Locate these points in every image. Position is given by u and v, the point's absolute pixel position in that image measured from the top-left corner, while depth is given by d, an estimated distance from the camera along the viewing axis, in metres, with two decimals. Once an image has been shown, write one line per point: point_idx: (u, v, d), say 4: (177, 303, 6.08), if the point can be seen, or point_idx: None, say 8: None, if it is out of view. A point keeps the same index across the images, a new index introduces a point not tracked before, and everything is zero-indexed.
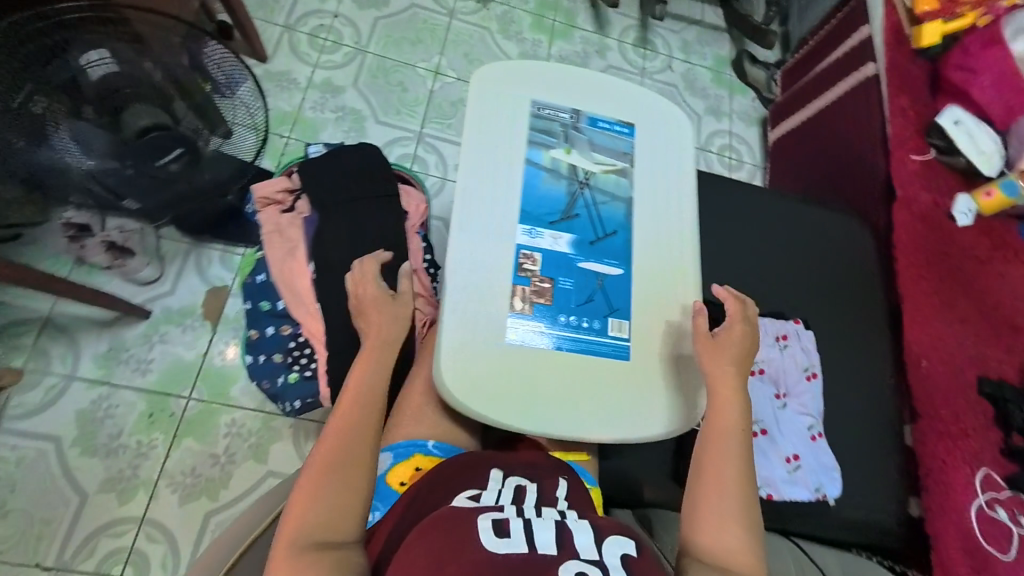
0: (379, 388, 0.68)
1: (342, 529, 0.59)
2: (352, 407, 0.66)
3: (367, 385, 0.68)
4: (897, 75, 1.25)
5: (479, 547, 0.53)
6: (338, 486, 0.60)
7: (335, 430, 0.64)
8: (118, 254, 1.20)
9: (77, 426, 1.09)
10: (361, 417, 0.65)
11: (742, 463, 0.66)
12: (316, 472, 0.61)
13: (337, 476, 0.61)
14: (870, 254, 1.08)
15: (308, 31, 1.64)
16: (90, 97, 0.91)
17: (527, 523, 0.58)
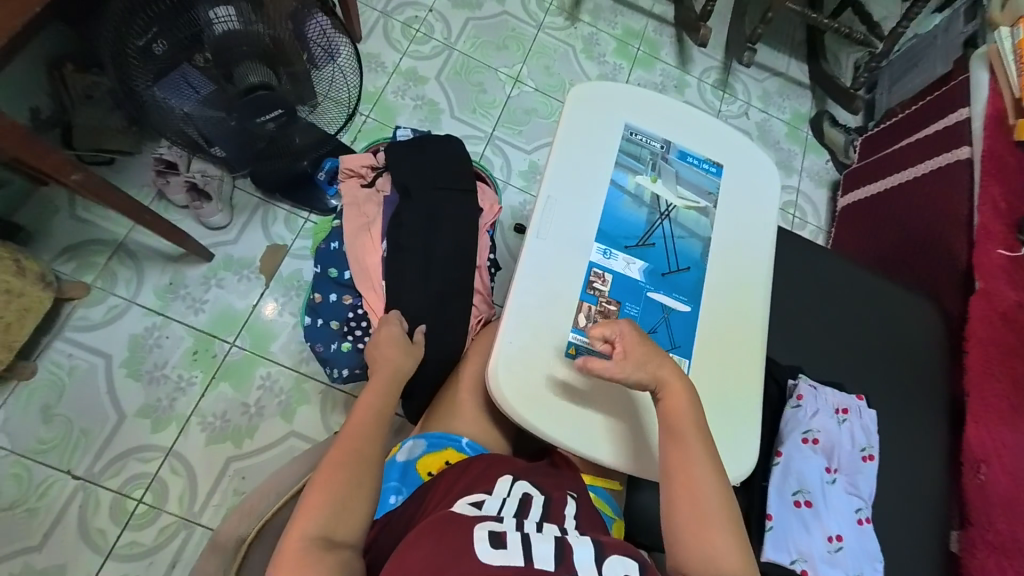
0: (387, 409, 0.69)
1: (349, 533, 0.56)
2: (362, 423, 0.66)
3: (374, 406, 0.68)
4: (994, 163, 1.19)
5: (474, 557, 0.51)
6: (349, 488, 0.58)
7: (347, 434, 0.64)
8: (196, 196, 1.24)
9: (128, 349, 1.15)
10: (370, 425, 0.66)
11: (710, 463, 0.66)
12: (326, 473, 0.59)
13: (347, 477, 0.59)
14: (938, 342, 1.03)
15: (402, 20, 1.70)
16: (210, 51, 0.93)
17: (525, 536, 0.56)
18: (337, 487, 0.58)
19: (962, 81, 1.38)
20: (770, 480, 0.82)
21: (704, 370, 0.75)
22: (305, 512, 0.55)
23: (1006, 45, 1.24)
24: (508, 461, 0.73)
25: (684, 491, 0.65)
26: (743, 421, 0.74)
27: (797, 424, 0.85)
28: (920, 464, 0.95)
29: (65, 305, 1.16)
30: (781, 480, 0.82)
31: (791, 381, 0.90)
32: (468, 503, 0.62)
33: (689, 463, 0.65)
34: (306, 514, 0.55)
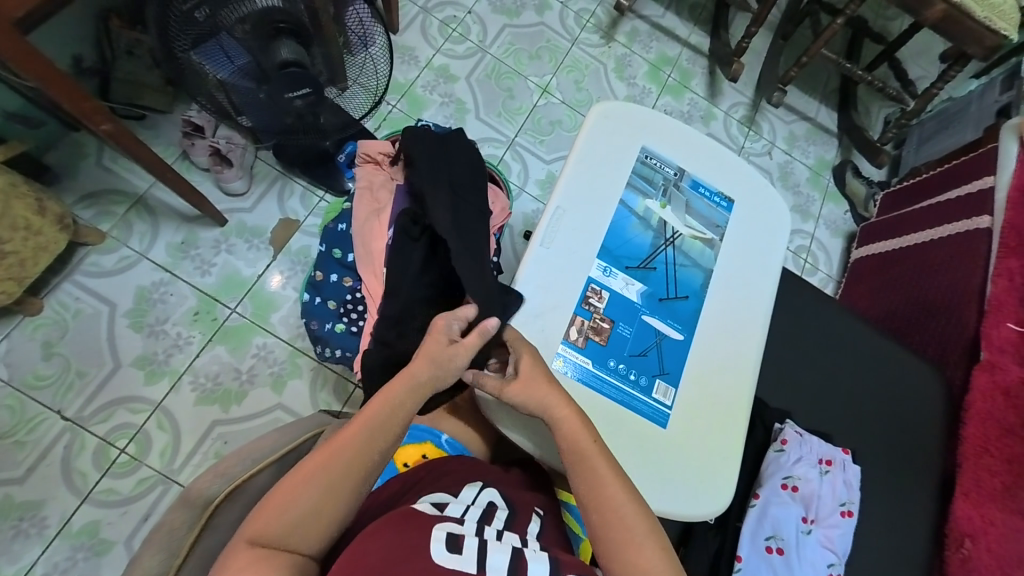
0: (388, 429, 0.63)
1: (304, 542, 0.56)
2: (358, 436, 0.61)
3: (378, 421, 0.63)
4: (1016, 237, 1.17)
5: (428, 557, 0.52)
6: (323, 502, 0.57)
7: (337, 445, 0.60)
8: (219, 161, 1.27)
9: (134, 299, 1.18)
10: (367, 441, 0.62)
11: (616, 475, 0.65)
12: (300, 482, 0.57)
13: (324, 490, 0.57)
14: (933, 407, 1.01)
15: (441, 17, 1.73)
16: (250, 23, 0.96)
17: (482, 543, 0.56)
18: (308, 500, 0.56)
19: (991, 149, 1.37)
20: (744, 523, 0.81)
21: (689, 401, 0.75)
22: (272, 509, 0.55)
23: None
24: (480, 467, 0.72)
25: (603, 507, 0.64)
26: (723, 460, 0.74)
27: (779, 469, 0.84)
28: (899, 528, 0.93)
29: (80, 249, 1.19)
30: (755, 524, 0.82)
31: (778, 424, 0.89)
32: (431, 502, 0.62)
33: (595, 475, 0.64)
34: (273, 510, 0.55)
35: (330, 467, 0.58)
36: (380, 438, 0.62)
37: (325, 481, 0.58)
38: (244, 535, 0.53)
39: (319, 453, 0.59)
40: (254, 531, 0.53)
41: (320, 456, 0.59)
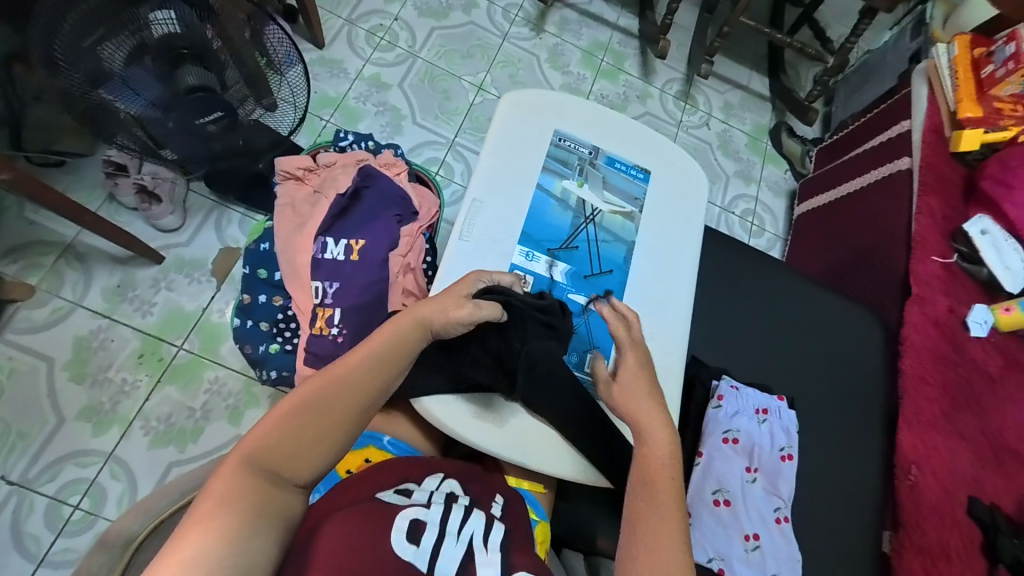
0: (394, 366, 0.64)
1: (296, 470, 0.56)
2: (357, 368, 0.62)
3: (383, 356, 0.63)
4: (931, 175, 1.23)
5: (386, 548, 0.54)
6: (313, 430, 0.58)
7: (338, 374, 0.61)
8: (147, 198, 1.24)
9: (72, 350, 1.14)
10: (368, 373, 0.62)
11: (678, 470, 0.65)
12: (295, 407, 0.58)
13: (317, 411, 0.59)
14: (872, 346, 1.06)
15: (367, 28, 1.72)
16: (152, 52, 0.93)
17: (440, 533, 0.58)
18: (302, 426, 0.58)
19: (904, 95, 1.44)
20: (691, 481, 0.86)
21: None
22: (262, 436, 0.56)
23: (943, 61, 1.33)
24: (429, 464, 0.70)
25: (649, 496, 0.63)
26: None
27: (718, 425, 0.88)
28: (851, 466, 0.97)
29: (8, 306, 1.15)
30: (701, 481, 0.86)
31: (715, 382, 0.93)
32: (394, 493, 0.62)
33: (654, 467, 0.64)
34: (265, 427, 0.57)
35: (328, 395, 0.59)
36: (387, 375, 0.63)
37: (322, 408, 0.59)
38: (235, 451, 0.54)
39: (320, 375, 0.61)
40: (240, 450, 0.55)
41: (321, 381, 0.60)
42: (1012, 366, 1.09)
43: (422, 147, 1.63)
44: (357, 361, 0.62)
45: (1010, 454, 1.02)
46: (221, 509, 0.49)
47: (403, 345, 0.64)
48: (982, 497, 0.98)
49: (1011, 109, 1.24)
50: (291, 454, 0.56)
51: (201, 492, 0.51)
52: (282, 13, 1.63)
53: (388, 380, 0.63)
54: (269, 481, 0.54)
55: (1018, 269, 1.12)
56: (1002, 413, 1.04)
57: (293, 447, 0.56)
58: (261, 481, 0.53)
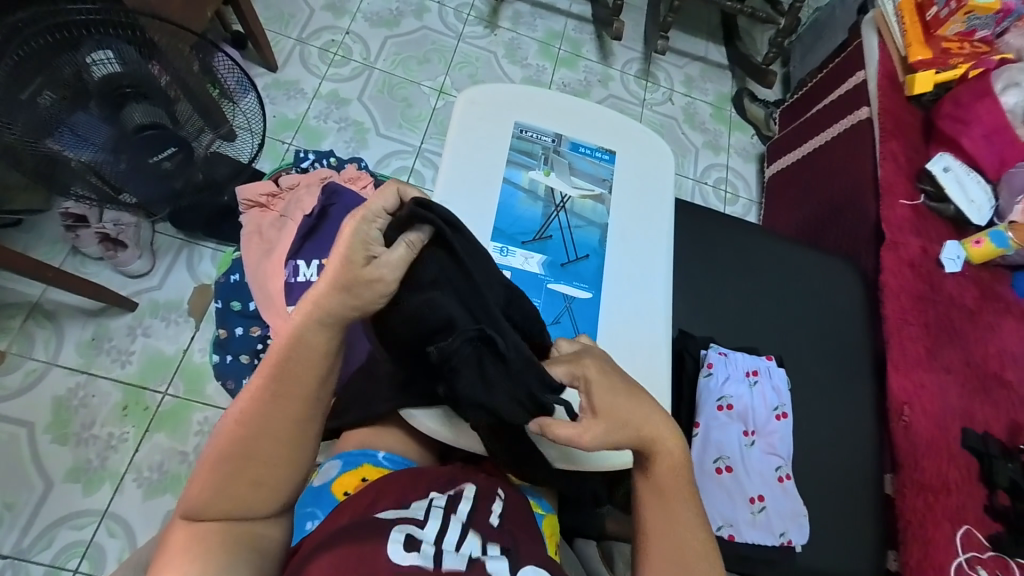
0: (296, 379, 0.58)
1: (245, 509, 0.57)
2: (258, 396, 0.57)
3: (279, 375, 0.57)
4: (890, 120, 1.25)
5: (385, 562, 0.54)
6: (242, 473, 0.56)
7: (243, 409, 0.57)
8: (111, 246, 1.20)
9: (52, 412, 1.10)
10: (273, 397, 0.57)
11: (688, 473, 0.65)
12: (213, 455, 0.57)
13: (235, 453, 0.56)
14: (854, 295, 1.07)
15: (319, 45, 1.70)
16: (95, 95, 0.88)
17: (440, 541, 0.58)
18: (231, 470, 0.56)
19: (856, 46, 1.47)
20: (692, 453, 0.86)
21: (611, 351, 0.76)
22: (194, 490, 0.56)
23: (889, 8, 1.35)
24: (429, 475, 0.68)
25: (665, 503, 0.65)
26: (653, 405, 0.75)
27: (711, 392, 0.88)
28: (848, 416, 0.98)
29: None
30: (700, 450, 0.86)
31: (704, 351, 0.93)
32: (390, 508, 0.62)
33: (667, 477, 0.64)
34: (195, 482, 0.57)
35: (239, 437, 0.56)
36: (297, 396, 0.58)
37: (240, 447, 0.56)
38: (178, 510, 0.57)
39: (229, 415, 0.58)
40: (182, 510, 0.56)
41: (225, 426, 0.57)
42: (988, 296, 1.11)
43: (389, 158, 1.61)
44: (257, 392, 0.58)
45: (997, 382, 1.03)
46: (173, 562, 0.52)
47: (300, 360, 0.58)
48: (975, 427, 1.00)
49: (959, 47, 1.27)
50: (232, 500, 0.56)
51: (159, 553, 0.55)
52: (230, 40, 1.59)
53: (300, 399, 0.58)
54: (223, 527, 0.56)
55: (981, 201, 1.15)
56: (984, 343, 1.06)
57: (230, 494, 0.56)
58: (216, 530, 0.56)
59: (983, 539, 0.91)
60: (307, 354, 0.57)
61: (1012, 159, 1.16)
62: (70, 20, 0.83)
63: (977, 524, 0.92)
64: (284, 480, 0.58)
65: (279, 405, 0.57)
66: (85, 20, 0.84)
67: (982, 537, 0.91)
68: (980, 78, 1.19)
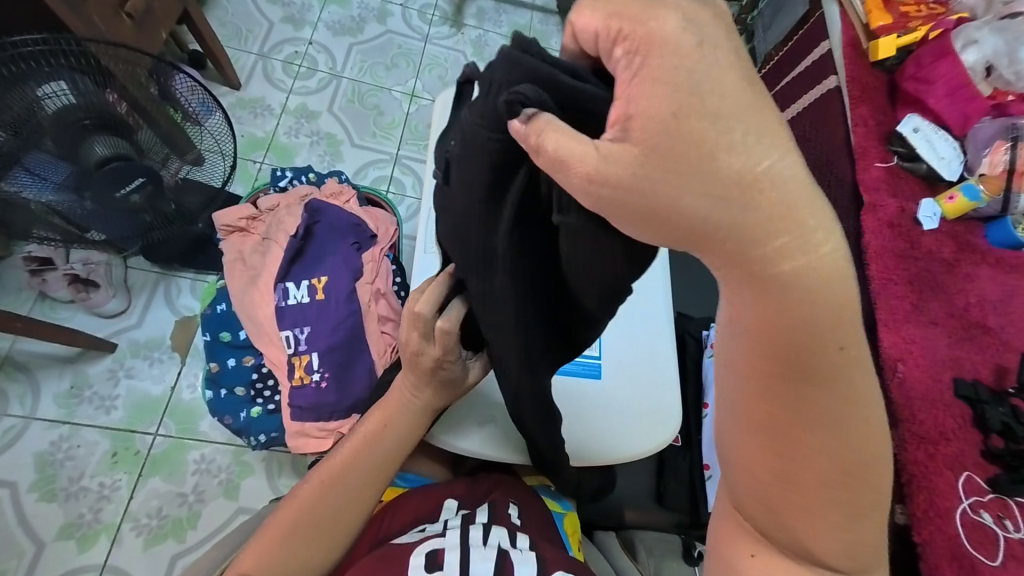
0: (387, 459, 0.65)
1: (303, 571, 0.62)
2: (346, 471, 0.64)
3: (372, 453, 0.65)
4: (857, 86, 1.27)
5: None
6: (320, 517, 0.63)
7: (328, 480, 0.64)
8: (82, 287, 1.13)
9: (35, 469, 1.04)
10: (358, 472, 0.65)
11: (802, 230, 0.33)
12: (288, 517, 0.62)
13: (310, 524, 0.62)
14: None
15: (282, 58, 1.65)
16: (50, 131, 0.82)
17: (462, 554, 0.55)
18: (298, 536, 0.62)
19: (817, 18, 1.49)
20: (701, 433, 0.86)
21: (614, 341, 0.76)
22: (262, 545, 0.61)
23: None
24: (451, 488, 0.69)
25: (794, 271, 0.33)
26: (664, 395, 0.74)
27: (716, 372, 0.88)
28: None
29: None
30: (712, 429, 0.85)
31: (704, 332, 0.93)
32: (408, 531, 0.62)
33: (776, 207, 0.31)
34: (262, 545, 0.61)
35: (317, 505, 0.63)
36: (382, 456, 0.65)
37: (318, 517, 0.63)
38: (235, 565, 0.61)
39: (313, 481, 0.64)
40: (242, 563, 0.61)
41: (309, 492, 0.63)
42: (965, 247, 1.13)
43: (366, 168, 1.56)
44: (341, 468, 0.64)
45: (982, 330, 1.05)
46: None
47: (380, 451, 0.65)
48: (965, 375, 1.01)
49: (916, 10, 1.31)
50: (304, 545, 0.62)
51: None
52: (188, 61, 1.52)
53: (376, 459, 0.65)
54: None
55: (950, 156, 1.18)
56: (964, 293, 1.08)
57: (302, 534, 0.62)
58: None
59: (984, 484, 0.92)
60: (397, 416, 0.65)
61: (974, 115, 1.19)
62: (12, 54, 0.76)
63: (978, 469, 0.93)
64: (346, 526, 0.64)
65: (367, 483, 0.65)
66: (34, 51, 0.78)
67: (982, 481, 0.92)
68: (940, 39, 1.21)
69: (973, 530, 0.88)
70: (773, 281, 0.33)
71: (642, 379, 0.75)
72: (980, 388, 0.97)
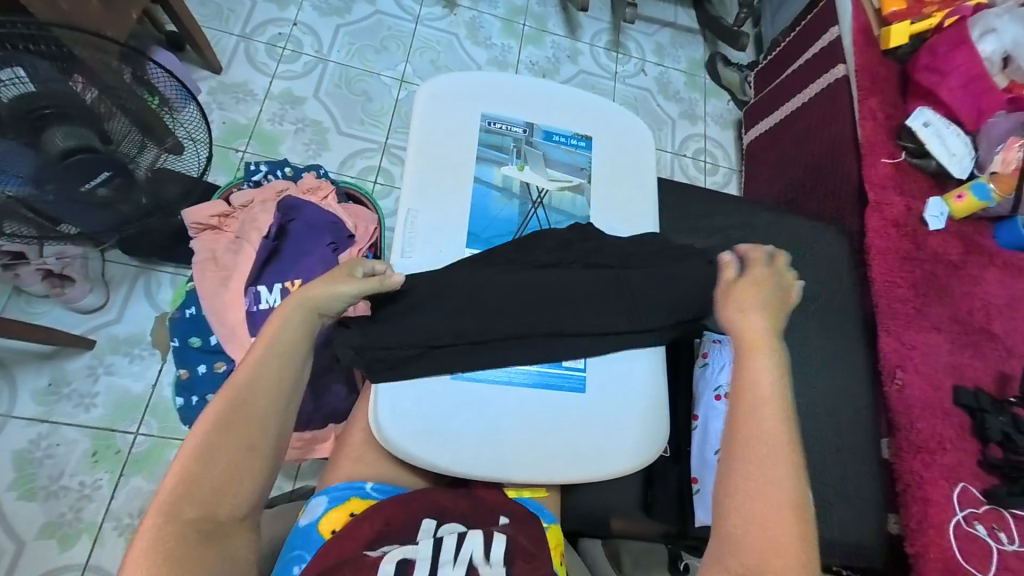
0: (294, 351, 0.63)
1: (229, 488, 0.56)
2: (255, 373, 0.60)
3: (279, 346, 0.62)
4: (865, 77, 1.21)
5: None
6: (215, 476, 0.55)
7: (246, 380, 0.60)
8: (57, 282, 1.10)
9: (14, 468, 1.02)
10: (270, 375, 0.61)
11: (778, 376, 0.61)
12: (203, 433, 0.57)
13: (224, 437, 0.57)
14: (841, 264, 1.05)
15: (266, 40, 1.57)
16: (5, 119, 0.77)
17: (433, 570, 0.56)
18: (223, 457, 0.56)
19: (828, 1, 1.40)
20: (692, 445, 0.84)
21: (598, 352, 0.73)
22: (181, 474, 0.55)
23: None
24: (429, 494, 0.68)
25: (749, 417, 0.59)
26: (653, 407, 0.73)
27: (709, 383, 0.86)
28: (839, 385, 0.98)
29: None
30: (702, 442, 0.84)
31: (698, 339, 0.90)
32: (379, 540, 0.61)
33: (752, 368, 0.62)
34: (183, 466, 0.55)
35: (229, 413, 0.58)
36: (289, 351, 0.62)
37: (233, 424, 0.58)
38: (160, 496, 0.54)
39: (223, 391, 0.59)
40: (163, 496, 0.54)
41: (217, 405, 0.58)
42: (973, 249, 1.09)
43: (354, 158, 1.50)
44: (252, 364, 0.61)
45: (985, 335, 1.02)
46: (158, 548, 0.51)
47: (285, 348, 0.62)
48: (966, 382, 0.99)
49: None
50: (202, 505, 0.54)
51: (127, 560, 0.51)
52: (166, 43, 1.46)
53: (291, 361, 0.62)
54: (199, 509, 0.54)
55: (961, 154, 1.12)
56: (970, 298, 1.05)
57: (220, 451, 0.56)
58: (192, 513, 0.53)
59: (980, 494, 0.90)
60: (283, 334, 0.62)
61: (989, 109, 1.12)
62: None
63: (973, 480, 0.91)
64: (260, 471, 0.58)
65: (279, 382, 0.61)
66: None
67: (978, 491, 0.90)
68: (957, 25, 1.14)
69: (966, 541, 0.87)
70: (744, 392, 0.61)
71: (609, 400, 0.72)
72: (981, 397, 0.95)
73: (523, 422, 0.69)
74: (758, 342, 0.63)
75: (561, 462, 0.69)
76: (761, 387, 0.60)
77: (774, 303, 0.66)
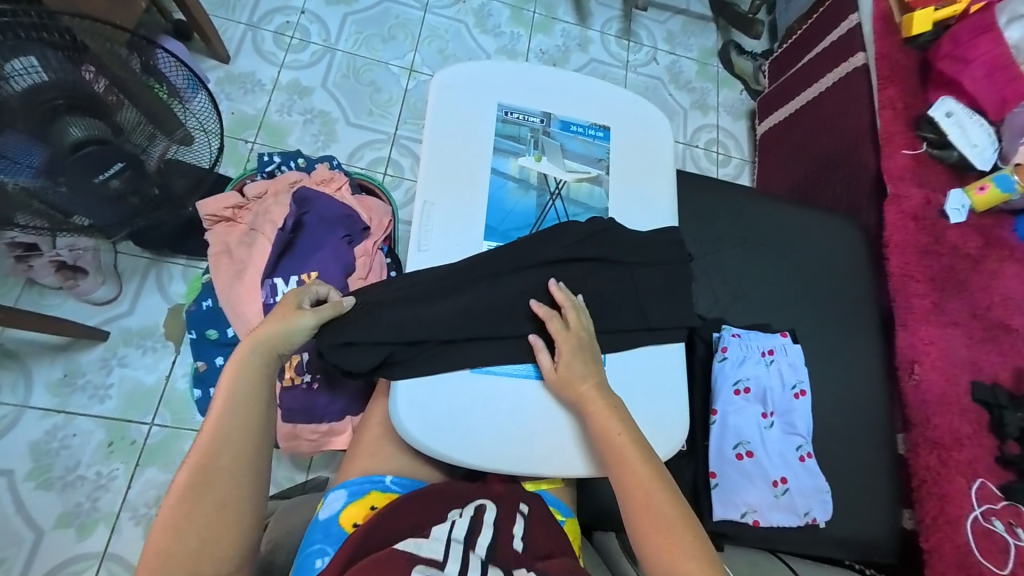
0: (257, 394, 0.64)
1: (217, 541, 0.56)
2: (223, 425, 0.61)
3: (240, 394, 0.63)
4: (885, 66, 1.18)
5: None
6: (195, 539, 0.56)
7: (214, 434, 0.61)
8: (69, 274, 1.10)
9: (31, 458, 1.03)
10: (239, 422, 0.62)
11: (643, 450, 0.65)
12: (181, 496, 0.57)
13: (202, 493, 0.58)
14: (859, 258, 1.03)
15: (273, 28, 1.55)
16: (17, 112, 0.75)
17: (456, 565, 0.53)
18: (205, 511, 0.57)
19: None
20: (709, 440, 0.83)
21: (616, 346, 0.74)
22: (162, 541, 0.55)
23: None
24: (448, 490, 0.68)
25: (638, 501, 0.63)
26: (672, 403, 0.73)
27: (726, 378, 0.85)
28: (856, 380, 0.97)
29: None
30: (719, 437, 0.83)
31: (715, 334, 0.90)
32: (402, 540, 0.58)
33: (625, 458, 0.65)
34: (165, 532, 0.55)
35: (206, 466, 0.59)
36: (252, 395, 0.64)
37: (209, 479, 0.58)
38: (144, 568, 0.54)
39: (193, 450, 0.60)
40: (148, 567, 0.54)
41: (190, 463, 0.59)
42: (994, 242, 1.06)
43: (362, 149, 1.49)
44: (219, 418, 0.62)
45: (1005, 330, 1.00)
46: None
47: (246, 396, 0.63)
48: (984, 378, 0.98)
49: None
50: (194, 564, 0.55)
51: None
52: (172, 32, 1.45)
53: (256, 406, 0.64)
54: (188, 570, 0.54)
55: (985, 144, 1.09)
56: (990, 292, 1.03)
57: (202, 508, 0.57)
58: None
59: (997, 491, 0.89)
60: (241, 381, 0.64)
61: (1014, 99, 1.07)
62: None
63: (991, 476, 0.90)
64: (247, 522, 0.59)
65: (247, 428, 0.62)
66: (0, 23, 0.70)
67: (995, 488, 0.89)
68: (983, 11, 1.10)
69: (983, 537, 0.86)
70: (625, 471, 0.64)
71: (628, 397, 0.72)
72: (999, 392, 0.94)
73: (542, 419, 0.69)
74: (611, 427, 0.66)
75: (580, 455, 0.68)
76: (640, 465, 0.64)
77: (594, 376, 0.68)
